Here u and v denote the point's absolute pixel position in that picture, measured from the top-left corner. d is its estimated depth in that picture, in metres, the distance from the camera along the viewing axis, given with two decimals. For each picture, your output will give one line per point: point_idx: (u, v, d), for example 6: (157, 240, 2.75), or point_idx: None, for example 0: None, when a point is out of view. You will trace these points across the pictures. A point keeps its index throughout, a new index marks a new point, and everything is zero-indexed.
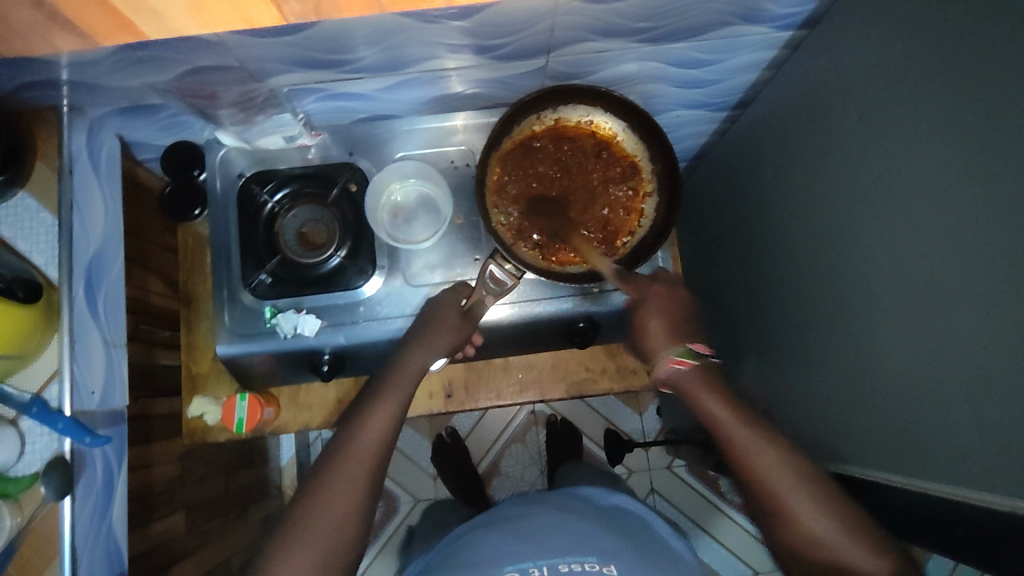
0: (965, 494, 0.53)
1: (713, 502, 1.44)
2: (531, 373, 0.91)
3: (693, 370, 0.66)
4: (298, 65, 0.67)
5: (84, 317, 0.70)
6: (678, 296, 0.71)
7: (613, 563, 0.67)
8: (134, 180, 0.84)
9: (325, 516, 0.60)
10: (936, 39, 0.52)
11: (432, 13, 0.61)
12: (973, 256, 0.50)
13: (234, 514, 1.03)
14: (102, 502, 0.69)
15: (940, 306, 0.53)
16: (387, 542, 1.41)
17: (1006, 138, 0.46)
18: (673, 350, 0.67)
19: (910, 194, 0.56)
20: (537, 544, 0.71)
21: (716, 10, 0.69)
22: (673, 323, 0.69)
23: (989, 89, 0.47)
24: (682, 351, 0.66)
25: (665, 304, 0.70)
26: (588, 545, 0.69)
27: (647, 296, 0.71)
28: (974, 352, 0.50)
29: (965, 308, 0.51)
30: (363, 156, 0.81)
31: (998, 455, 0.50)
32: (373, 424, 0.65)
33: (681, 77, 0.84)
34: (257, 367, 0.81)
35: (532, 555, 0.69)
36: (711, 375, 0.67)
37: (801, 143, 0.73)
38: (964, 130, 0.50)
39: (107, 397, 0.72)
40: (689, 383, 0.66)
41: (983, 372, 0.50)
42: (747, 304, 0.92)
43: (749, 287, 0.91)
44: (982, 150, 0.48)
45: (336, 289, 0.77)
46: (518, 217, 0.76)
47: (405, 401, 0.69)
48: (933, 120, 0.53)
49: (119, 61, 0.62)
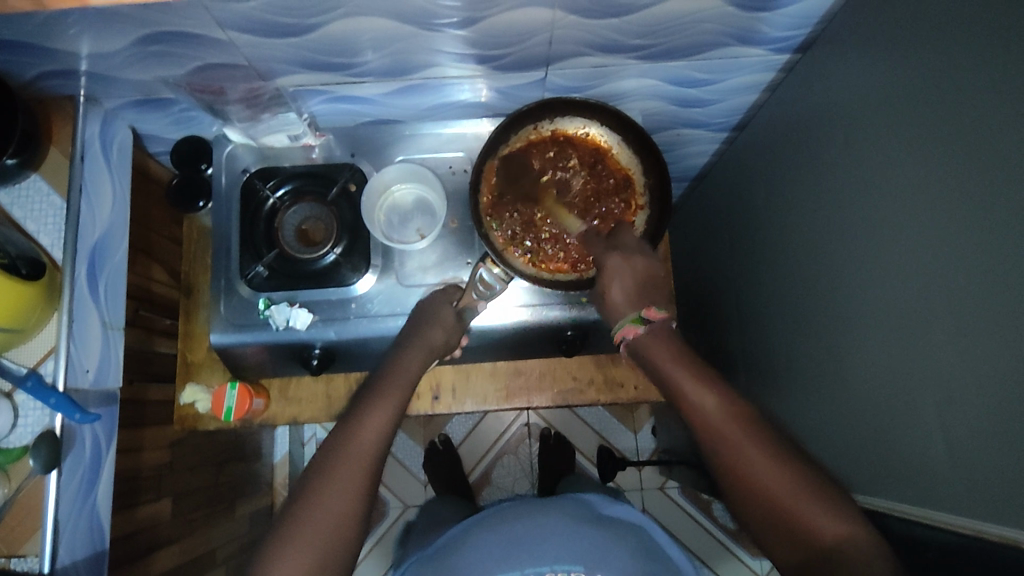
0: (942, 517, 0.54)
1: (703, 526, 1.42)
2: (518, 379, 0.92)
3: (648, 334, 0.67)
4: (304, 67, 0.70)
5: (84, 297, 0.72)
6: (636, 261, 0.71)
7: (599, 572, 0.69)
8: (144, 171, 0.87)
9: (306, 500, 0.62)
10: (921, 61, 0.53)
11: (434, 21, 0.63)
12: (948, 275, 0.50)
13: (222, 506, 1.05)
14: (90, 480, 0.71)
15: (916, 325, 0.54)
16: (374, 547, 1.41)
17: (984, 157, 0.47)
18: (624, 319, 0.68)
19: (894, 212, 0.56)
20: (528, 549, 0.72)
21: (712, 30, 0.70)
22: (638, 287, 0.69)
23: (967, 112, 0.48)
24: (632, 319, 0.68)
25: (627, 269, 0.70)
26: (577, 552, 0.71)
27: (606, 263, 0.71)
28: (947, 373, 0.51)
29: (940, 327, 0.51)
30: (364, 157, 0.83)
31: (971, 475, 0.50)
32: (375, 420, 0.66)
33: (680, 96, 0.85)
34: (249, 358, 0.83)
35: (521, 564, 0.70)
36: (668, 334, 0.67)
37: (795, 164, 0.74)
38: (942, 150, 0.51)
39: (101, 376, 0.74)
40: (645, 346, 0.66)
41: (957, 392, 0.50)
42: (739, 323, 0.93)
43: (742, 306, 0.91)
44: (961, 170, 0.49)
45: (329, 284, 0.79)
46: (512, 224, 0.78)
47: (404, 401, 0.69)
48: (917, 141, 0.53)
49: (135, 54, 0.66)
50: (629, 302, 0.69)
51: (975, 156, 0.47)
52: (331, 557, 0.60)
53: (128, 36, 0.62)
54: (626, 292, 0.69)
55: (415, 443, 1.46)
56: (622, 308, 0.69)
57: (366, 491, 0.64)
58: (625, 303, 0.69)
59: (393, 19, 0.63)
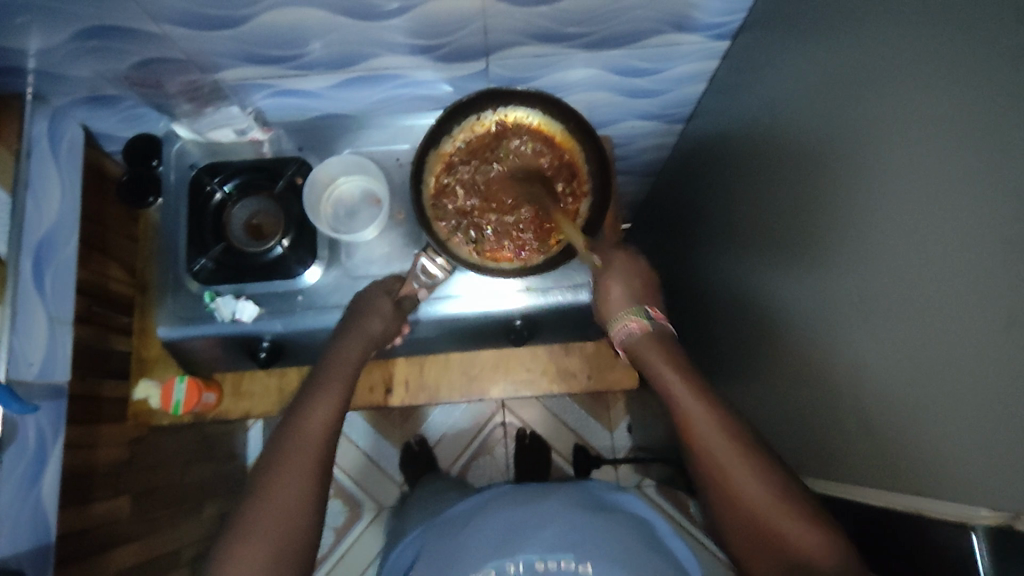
0: (882, 496, 0.54)
1: (682, 525, 1.40)
2: (471, 369, 0.92)
3: (649, 334, 0.68)
4: (245, 59, 0.71)
5: (29, 291, 0.73)
6: (638, 265, 0.74)
7: (591, 562, 0.62)
8: (98, 169, 0.88)
9: (250, 489, 0.62)
10: (858, 36, 0.53)
11: (367, 10, 0.64)
12: (886, 248, 0.50)
13: (187, 506, 1.04)
14: (33, 472, 0.71)
15: (864, 295, 0.54)
16: (347, 552, 1.39)
17: (916, 125, 0.47)
18: (629, 310, 0.69)
19: (839, 185, 0.57)
20: (517, 536, 0.67)
21: (646, 17, 0.70)
22: (633, 288, 0.71)
23: (900, 78, 0.48)
24: (636, 311, 0.69)
25: (623, 267, 0.73)
26: (569, 541, 0.65)
27: (609, 261, 0.73)
28: (890, 343, 0.51)
29: (882, 297, 0.51)
30: (312, 151, 0.85)
31: (906, 449, 0.50)
32: (320, 413, 0.66)
33: (628, 87, 0.86)
34: (201, 352, 0.83)
35: (516, 550, 0.65)
36: (666, 342, 0.67)
37: (752, 147, 0.74)
38: (877, 119, 0.51)
39: (48, 369, 0.75)
40: (645, 346, 0.67)
41: (897, 364, 0.50)
42: (709, 310, 0.93)
43: (711, 292, 0.91)
44: (899, 139, 0.48)
45: (277, 277, 0.79)
46: (457, 214, 0.78)
47: (347, 395, 0.69)
48: (858, 114, 0.54)
49: (75, 49, 0.67)
50: (625, 300, 0.70)
51: (909, 126, 0.47)
52: (293, 551, 0.59)
53: (65, 31, 0.63)
54: (625, 290, 0.71)
55: (391, 444, 1.45)
56: (619, 305, 0.71)
57: (320, 482, 0.63)
58: (626, 298, 0.70)
59: (325, 9, 0.64)
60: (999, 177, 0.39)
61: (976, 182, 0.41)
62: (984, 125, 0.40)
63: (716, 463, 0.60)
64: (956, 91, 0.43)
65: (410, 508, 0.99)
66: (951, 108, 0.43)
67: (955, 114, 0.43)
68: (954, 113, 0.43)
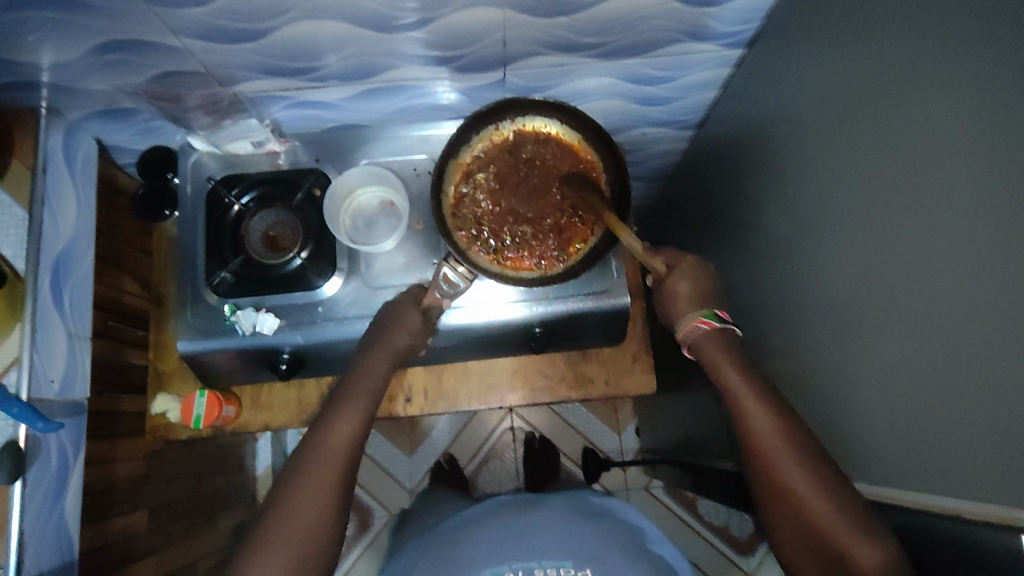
0: (914, 497, 0.53)
1: (690, 525, 1.41)
2: (490, 377, 0.93)
3: (718, 332, 0.70)
4: (263, 72, 0.71)
5: (48, 308, 0.72)
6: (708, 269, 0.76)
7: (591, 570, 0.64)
8: (110, 182, 0.87)
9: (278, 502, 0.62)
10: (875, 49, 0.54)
11: (388, 23, 0.64)
12: (899, 254, 0.52)
13: (201, 518, 1.04)
14: (55, 491, 0.70)
15: (876, 299, 0.55)
16: (358, 559, 1.39)
17: (929, 136, 0.48)
18: (697, 312, 0.72)
19: (851, 192, 0.58)
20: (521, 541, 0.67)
21: (663, 26, 0.71)
22: (702, 289, 0.74)
23: (916, 89, 0.49)
24: (707, 313, 0.72)
25: (695, 272, 0.74)
26: (571, 548, 0.66)
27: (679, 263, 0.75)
28: (904, 346, 0.52)
29: (894, 301, 0.53)
30: (330, 162, 0.84)
31: (925, 450, 0.51)
32: (342, 426, 0.66)
33: (641, 94, 0.86)
34: (220, 365, 0.83)
35: (510, 556, 0.66)
36: (731, 341, 0.70)
37: (765, 152, 0.75)
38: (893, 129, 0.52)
39: (67, 386, 0.74)
40: (710, 343, 0.70)
41: (913, 367, 0.51)
42: None
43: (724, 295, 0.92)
44: (911, 150, 0.50)
45: (296, 289, 0.79)
46: (475, 223, 0.78)
47: (372, 408, 0.69)
48: (871, 125, 0.55)
49: (93, 64, 0.66)
50: (696, 301, 0.73)
51: (920, 136, 0.49)
52: (315, 565, 0.60)
53: (84, 46, 0.63)
54: (694, 290, 0.73)
55: (399, 450, 1.45)
56: (688, 304, 0.73)
57: (342, 496, 0.63)
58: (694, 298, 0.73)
59: (345, 22, 0.64)
60: (1017, 189, 0.40)
61: (994, 192, 0.42)
62: (1003, 136, 0.41)
63: (762, 444, 0.62)
64: (974, 102, 0.44)
65: (426, 513, 1.00)
66: (967, 119, 0.44)
67: (972, 125, 0.44)
68: (972, 124, 0.44)
